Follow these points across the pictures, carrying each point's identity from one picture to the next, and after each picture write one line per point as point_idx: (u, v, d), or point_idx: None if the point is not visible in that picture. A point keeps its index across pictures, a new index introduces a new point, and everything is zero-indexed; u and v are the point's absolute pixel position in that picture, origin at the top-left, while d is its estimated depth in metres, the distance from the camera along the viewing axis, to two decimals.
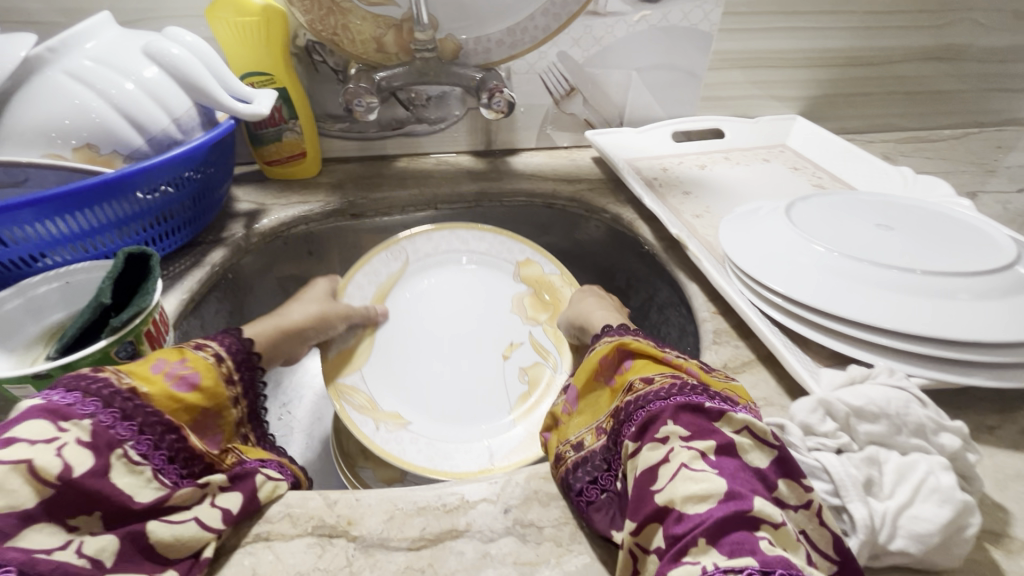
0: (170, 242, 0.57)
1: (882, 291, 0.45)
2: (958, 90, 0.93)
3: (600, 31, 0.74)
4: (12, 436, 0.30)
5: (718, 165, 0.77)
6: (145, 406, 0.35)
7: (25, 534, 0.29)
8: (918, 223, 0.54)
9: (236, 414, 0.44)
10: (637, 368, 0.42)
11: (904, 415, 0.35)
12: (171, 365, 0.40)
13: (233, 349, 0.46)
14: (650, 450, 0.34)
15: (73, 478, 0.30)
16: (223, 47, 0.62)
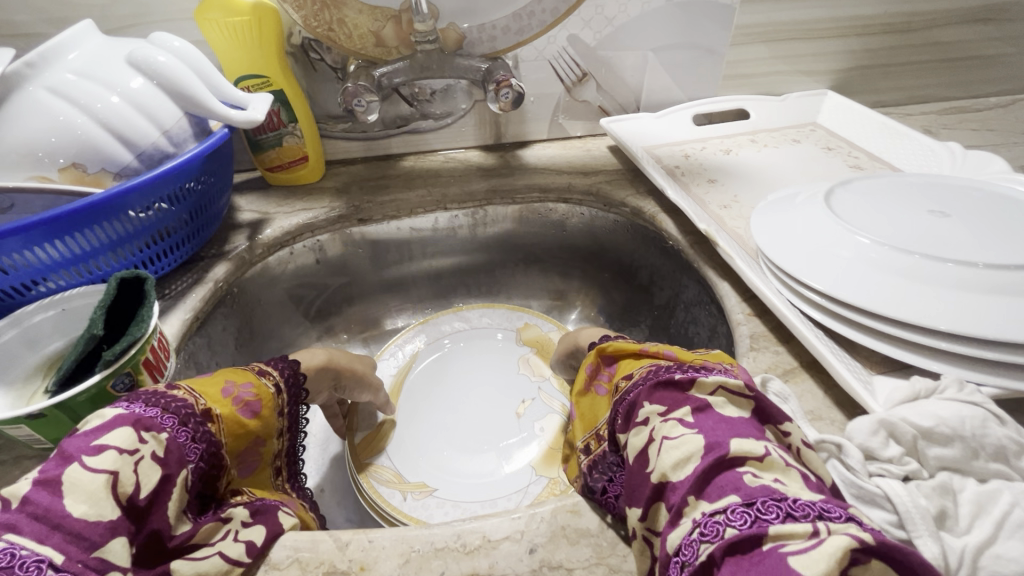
0: (167, 262, 0.55)
1: (939, 288, 0.41)
2: (1005, 54, 0.85)
3: (613, 10, 0.68)
4: (103, 443, 0.30)
5: (745, 148, 0.72)
6: (211, 431, 0.35)
7: (114, 543, 0.27)
8: (975, 208, 0.49)
9: (275, 446, 0.42)
10: (621, 368, 0.40)
11: (981, 437, 0.31)
12: (239, 389, 0.39)
13: (287, 377, 0.44)
14: (636, 436, 0.34)
15: (139, 500, 0.29)
16: (216, 51, 0.59)
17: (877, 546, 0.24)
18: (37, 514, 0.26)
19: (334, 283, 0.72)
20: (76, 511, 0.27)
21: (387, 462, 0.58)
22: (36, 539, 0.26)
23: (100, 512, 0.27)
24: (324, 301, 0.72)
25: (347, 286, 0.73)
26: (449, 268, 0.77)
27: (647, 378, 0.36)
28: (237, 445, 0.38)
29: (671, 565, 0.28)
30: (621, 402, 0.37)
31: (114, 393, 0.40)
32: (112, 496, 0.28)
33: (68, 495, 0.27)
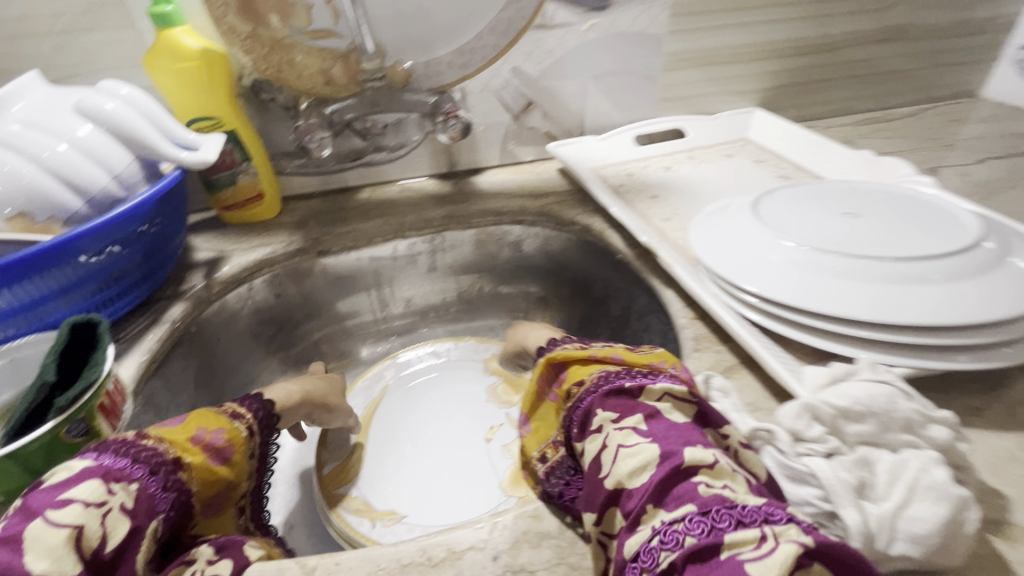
0: (121, 304, 0.55)
1: (856, 282, 0.45)
2: (909, 68, 0.94)
3: (552, 44, 0.73)
4: (68, 497, 0.30)
5: (683, 165, 0.77)
6: (181, 480, 0.36)
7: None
8: (883, 208, 0.54)
9: (245, 487, 0.42)
10: (572, 374, 0.42)
11: (892, 411, 0.34)
12: (211, 434, 0.39)
13: (257, 412, 0.45)
14: (591, 443, 0.36)
15: (105, 554, 0.30)
16: (166, 95, 0.60)
17: (818, 549, 0.27)
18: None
19: (296, 316, 0.72)
20: (37, 570, 0.27)
21: (356, 491, 0.58)
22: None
23: (62, 570, 0.27)
24: (286, 335, 0.72)
25: (309, 318, 0.74)
26: (412, 295, 0.79)
27: (600, 386, 0.38)
28: (207, 492, 0.38)
29: (626, 569, 0.30)
30: (575, 409, 0.39)
31: (69, 440, 0.39)
32: (76, 552, 0.28)
33: (28, 555, 0.27)
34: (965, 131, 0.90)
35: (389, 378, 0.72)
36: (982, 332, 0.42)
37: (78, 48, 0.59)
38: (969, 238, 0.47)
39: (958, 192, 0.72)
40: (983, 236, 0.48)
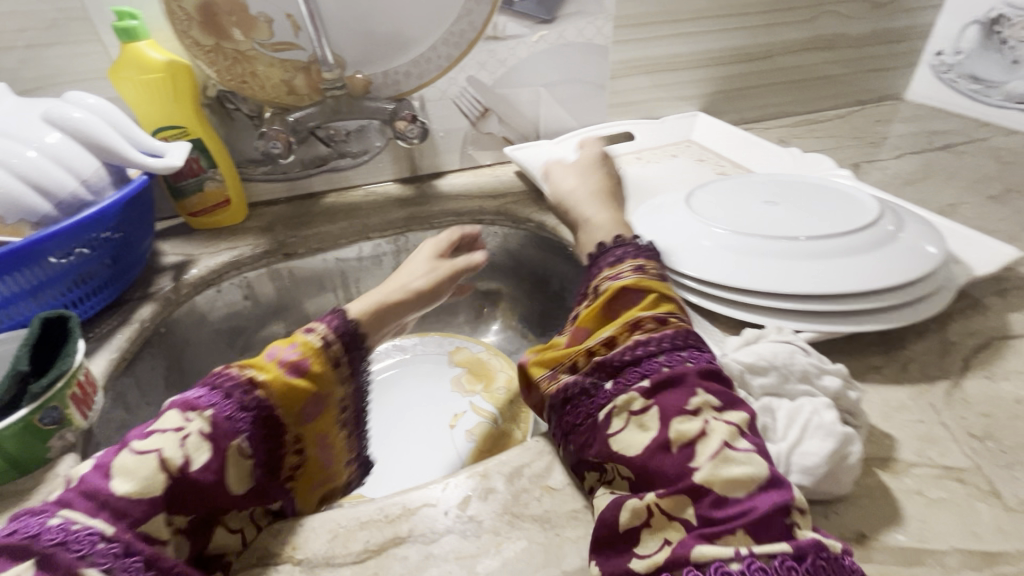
0: (92, 303, 0.57)
1: (775, 260, 0.50)
2: (838, 74, 1.02)
3: (504, 54, 0.78)
4: (152, 430, 0.37)
5: (631, 165, 0.82)
6: (260, 398, 0.42)
7: (154, 520, 0.34)
8: (800, 195, 0.60)
9: (339, 395, 0.48)
10: (647, 308, 0.43)
11: (790, 364, 0.39)
12: (283, 352, 0.45)
13: (337, 327, 0.48)
14: (682, 422, 0.35)
15: (189, 473, 0.36)
16: (132, 107, 0.63)
17: None
18: (90, 493, 0.33)
19: (264, 318, 0.75)
20: (120, 489, 0.33)
21: None
22: (87, 515, 0.32)
23: (145, 490, 0.34)
24: (254, 335, 0.74)
25: (276, 318, 0.76)
26: None
27: (692, 358, 0.39)
28: (294, 404, 0.44)
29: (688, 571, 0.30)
30: (641, 344, 0.40)
31: (42, 426, 0.41)
32: (160, 469, 0.35)
33: (113, 476, 0.34)
34: (889, 130, 0.97)
35: None
36: (887, 299, 0.48)
37: (42, 61, 0.61)
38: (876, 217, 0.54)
39: (877, 184, 0.79)
40: (886, 215, 0.54)
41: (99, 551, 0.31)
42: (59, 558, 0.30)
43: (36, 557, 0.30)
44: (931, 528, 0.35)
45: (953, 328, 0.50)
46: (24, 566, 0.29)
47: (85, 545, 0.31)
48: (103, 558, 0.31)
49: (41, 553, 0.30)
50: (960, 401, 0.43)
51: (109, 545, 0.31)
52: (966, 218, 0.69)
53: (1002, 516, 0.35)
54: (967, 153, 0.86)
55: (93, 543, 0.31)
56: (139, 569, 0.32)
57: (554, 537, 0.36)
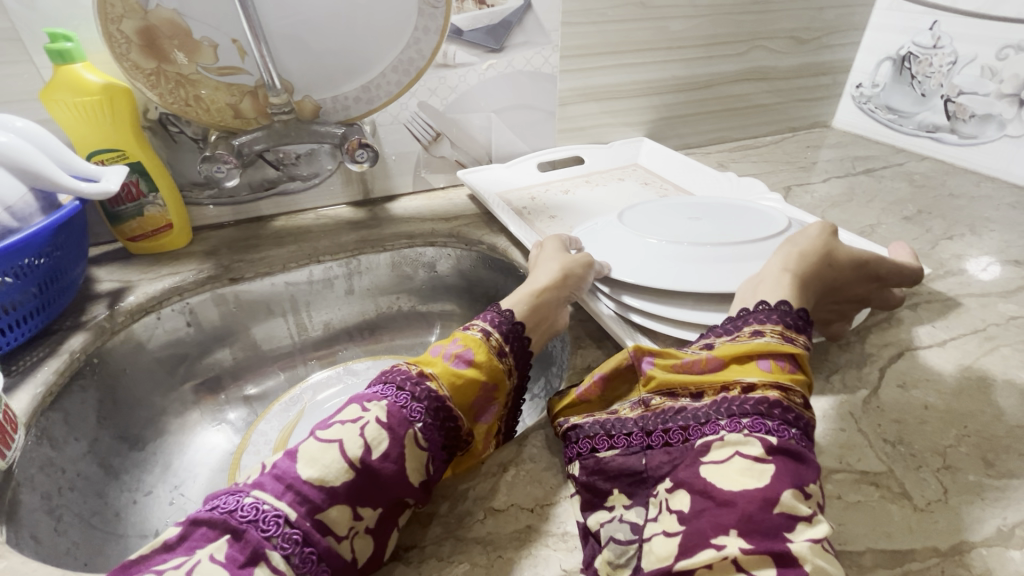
0: (19, 333, 0.54)
1: (699, 263, 0.56)
2: (772, 103, 1.10)
3: (453, 80, 0.80)
4: (333, 420, 0.39)
5: (580, 189, 0.85)
6: (428, 387, 0.43)
7: (329, 510, 0.35)
8: (718, 212, 0.66)
9: (508, 385, 0.49)
10: (799, 381, 0.40)
11: None
12: (449, 347, 0.47)
13: (497, 323, 0.51)
14: (795, 497, 0.32)
15: (369, 460, 0.38)
16: (65, 129, 0.61)
17: None
18: (278, 475, 0.36)
19: (207, 345, 0.72)
20: (305, 474, 0.36)
21: None
22: (274, 497, 0.35)
23: (323, 478, 0.36)
24: (197, 363, 0.72)
25: (221, 344, 0.74)
26: (330, 318, 0.80)
27: (808, 442, 0.36)
28: (464, 391, 0.45)
29: None
30: (780, 407, 0.37)
31: None
32: (342, 460, 0.37)
33: (300, 462, 0.36)
34: (818, 155, 1.05)
35: (305, 403, 0.71)
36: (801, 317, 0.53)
37: None
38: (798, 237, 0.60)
39: (806, 207, 0.84)
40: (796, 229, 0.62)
41: (283, 536, 0.33)
42: (248, 536, 0.33)
43: (230, 533, 0.33)
44: (849, 530, 0.37)
45: (871, 340, 0.54)
46: (216, 545, 0.33)
47: (271, 526, 0.33)
48: (285, 542, 0.33)
49: (235, 529, 0.33)
50: (875, 409, 0.46)
51: (290, 531, 0.34)
52: (884, 237, 0.75)
53: (911, 516, 0.38)
54: (885, 177, 0.94)
55: (279, 526, 0.33)
56: (313, 561, 0.34)
57: (496, 559, 0.36)
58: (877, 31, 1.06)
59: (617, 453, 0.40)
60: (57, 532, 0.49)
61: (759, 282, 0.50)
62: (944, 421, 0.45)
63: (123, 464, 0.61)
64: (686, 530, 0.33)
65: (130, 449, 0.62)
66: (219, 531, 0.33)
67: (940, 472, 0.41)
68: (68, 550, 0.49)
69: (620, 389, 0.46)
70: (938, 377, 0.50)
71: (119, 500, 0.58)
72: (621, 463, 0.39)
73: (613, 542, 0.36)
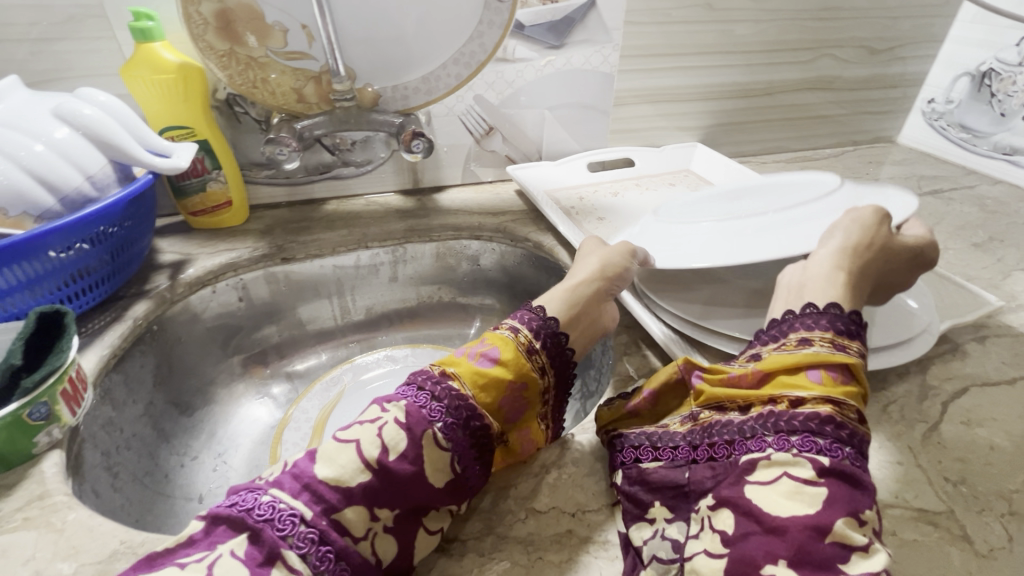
0: (88, 299, 0.57)
1: (747, 237, 0.51)
2: (835, 114, 1.05)
3: (512, 75, 0.80)
4: (353, 420, 0.39)
5: (630, 191, 0.84)
6: (450, 386, 0.42)
7: (346, 510, 0.35)
8: (757, 192, 0.62)
9: (542, 383, 0.47)
10: (852, 394, 0.37)
11: None
12: (474, 347, 0.45)
13: (530, 320, 0.49)
14: (853, 527, 0.31)
15: (387, 462, 0.37)
16: (141, 104, 0.64)
17: None
18: (295, 475, 0.36)
19: (256, 321, 0.75)
20: (322, 474, 0.35)
21: None
22: (291, 496, 0.34)
23: (339, 477, 0.35)
24: (247, 337, 0.74)
25: (269, 321, 0.76)
26: (372, 303, 0.82)
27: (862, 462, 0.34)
28: (489, 391, 0.43)
29: None
30: (833, 424, 0.35)
31: (30, 422, 0.42)
32: (359, 460, 0.36)
33: (317, 461, 0.36)
34: (880, 171, 1.00)
35: (346, 382, 0.72)
36: (879, 333, 0.50)
37: (54, 55, 0.62)
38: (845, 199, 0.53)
39: None
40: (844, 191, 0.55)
41: (299, 534, 0.33)
42: (265, 535, 0.33)
43: (249, 532, 0.33)
44: (903, 570, 0.36)
45: (932, 372, 0.52)
46: (237, 541, 0.33)
47: (287, 525, 0.33)
48: (301, 542, 0.33)
49: (252, 528, 0.33)
50: (936, 444, 0.44)
51: (307, 530, 0.33)
52: (950, 263, 0.71)
53: (972, 562, 0.36)
54: (954, 200, 0.89)
55: (295, 525, 0.33)
56: (331, 560, 0.33)
57: (535, 560, 0.37)
58: (955, 44, 1.00)
59: (661, 465, 0.39)
60: (114, 488, 0.52)
61: (804, 285, 0.46)
62: (1011, 464, 0.43)
63: (173, 429, 0.64)
64: (729, 554, 0.32)
65: (180, 415, 0.65)
66: (238, 527, 0.33)
67: (1005, 518, 0.39)
68: (122, 505, 0.52)
69: (670, 404, 0.45)
70: (1005, 417, 0.47)
71: (168, 463, 0.61)
72: (665, 476, 0.39)
73: (655, 560, 0.35)
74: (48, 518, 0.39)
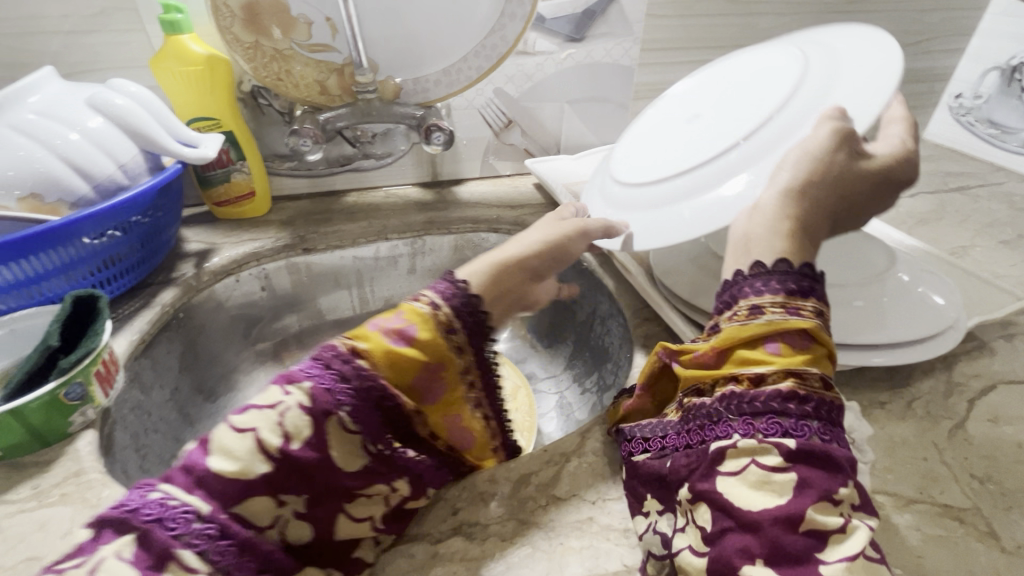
0: (119, 284, 0.59)
1: (698, 190, 0.43)
2: None
3: (532, 69, 0.80)
4: (246, 404, 0.34)
5: None
6: (360, 367, 0.36)
7: (247, 502, 0.33)
8: (719, 97, 0.50)
9: (463, 366, 0.40)
10: (813, 359, 0.34)
11: None
12: (388, 322, 0.38)
13: (450, 294, 0.40)
14: (825, 511, 0.30)
15: (290, 450, 0.34)
16: (169, 95, 0.65)
17: None
18: (188, 467, 0.33)
19: (277, 310, 0.76)
20: (215, 467, 0.33)
21: None
22: (184, 491, 0.32)
23: (230, 471, 0.33)
24: (268, 326, 0.76)
25: (290, 311, 0.77)
26: (390, 294, 0.83)
27: (829, 433, 0.33)
28: (401, 373, 0.37)
29: None
30: (796, 399, 0.33)
31: (66, 401, 0.43)
32: (255, 450, 0.33)
33: (212, 451, 0.33)
34: None
35: None
36: (910, 329, 0.49)
37: (85, 48, 0.64)
38: (808, 105, 0.41)
39: (890, 221, 0.80)
40: (805, 90, 0.43)
41: (195, 532, 0.31)
42: (155, 535, 0.31)
43: (137, 531, 0.31)
44: (928, 564, 0.35)
45: (959, 369, 0.51)
46: (125, 541, 0.31)
47: (180, 524, 0.31)
48: (197, 539, 0.31)
49: (141, 527, 0.31)
50: (962, 441, 0.44)
51: (204, 526, 0.32)
52: (977, 260, 0.70)
53: (999, 558, 0.36)
54: (981, 196, 0.87)
55: (189, 522, 0.31)
56: (232, 553, 0.32)
57: (557, 545, 0.37)
58: (985, 38, 0.98)
59: (648, 457, 0.39)
60: (143, 470, 0.54)
61: (750, 238, 0.37)
62: None
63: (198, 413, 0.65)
64: (710, 552, 0.32)
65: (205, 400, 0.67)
66: (126, 527, 0.31)
67: None
68: None
69: (665, 389, 0.45)
70: None
71: None
72: (651, 468, 0.39)
73: (652, 558, 0.36)
74: (83, 494, 0.40)
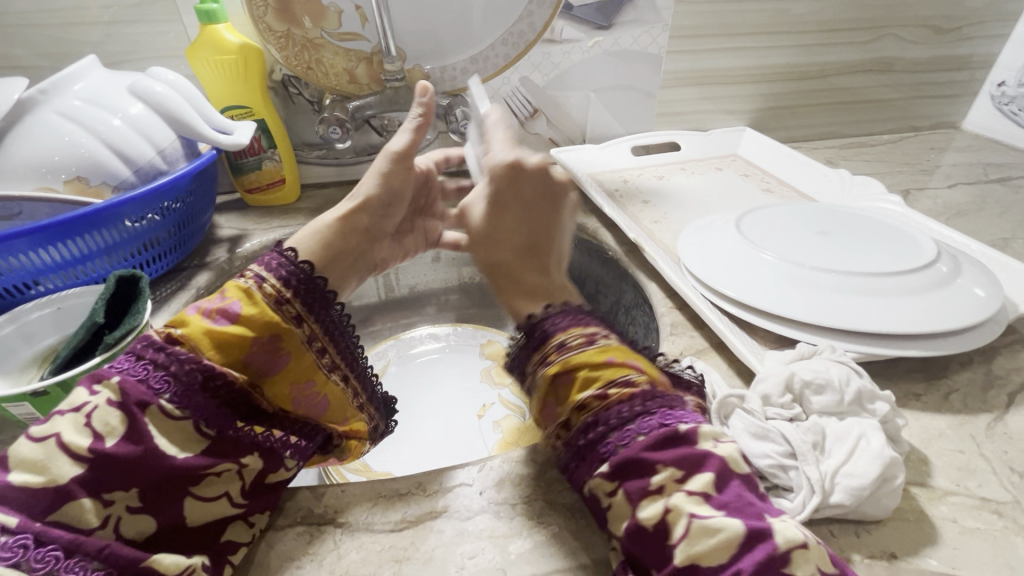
0: (158, 266, 0.61)
1: None
2: (894, 98, 1.01)
3: (558, 56, 0.79)
4: (47, 415, 0.35)
5: (675, 175, 0.83)
6: (180, 352, 0.38)
7: (64, 507, 0.32)
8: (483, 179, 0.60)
9: (301, 335, 0.43)
10: (590, 378, 0.36)
11: (847, 385, 0.40)
12: (208, 304, 0.40)
13: (275, 266, 0.43)
14: (649, 508, 0.32)
15: (104, 447, 0.34)
16: (204, 85, 0.67)
17: None
18: None
19: None
20: (16, 480, 0.32)
21: None
22: None
23: (36, 480, 0.32)
24: None
25: None
26: (415, 282, 0.84)
27: (626, 435, 0.34)
28: (231, 352, 0.39)
29: None
30: (591, 426, 0.35)
31: None
32: (62, 453, 0.33)
33: (11, 470, 0.33)
34: (942, 157, 0.95)
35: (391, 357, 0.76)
36: (954, 320, 0.47)
37: (125, 37, 0.66)
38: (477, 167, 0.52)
39: (927, 212, 0.78)
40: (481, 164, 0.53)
41: (6, 546, 0.30)
42: None
43: None
44: (965, 556, 0.35)
45: (999, 362, 0.49)
46: None
47: None
48: (8, 551, 0.30)
49: None
50: (1002, 435, 0.43)
51: (15, 538, 0.30)
52: (1019, 252, 0.68)
53: None
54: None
55: None
56: (55, 556, 0.30)
57: (584, 526, 0.38)
58: None
59: None
60: None
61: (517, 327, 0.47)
62: None
63: None
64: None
65: None
66: None
67: None
68: None
69: None
70: None
71: None
72: None
73: None
74: None
